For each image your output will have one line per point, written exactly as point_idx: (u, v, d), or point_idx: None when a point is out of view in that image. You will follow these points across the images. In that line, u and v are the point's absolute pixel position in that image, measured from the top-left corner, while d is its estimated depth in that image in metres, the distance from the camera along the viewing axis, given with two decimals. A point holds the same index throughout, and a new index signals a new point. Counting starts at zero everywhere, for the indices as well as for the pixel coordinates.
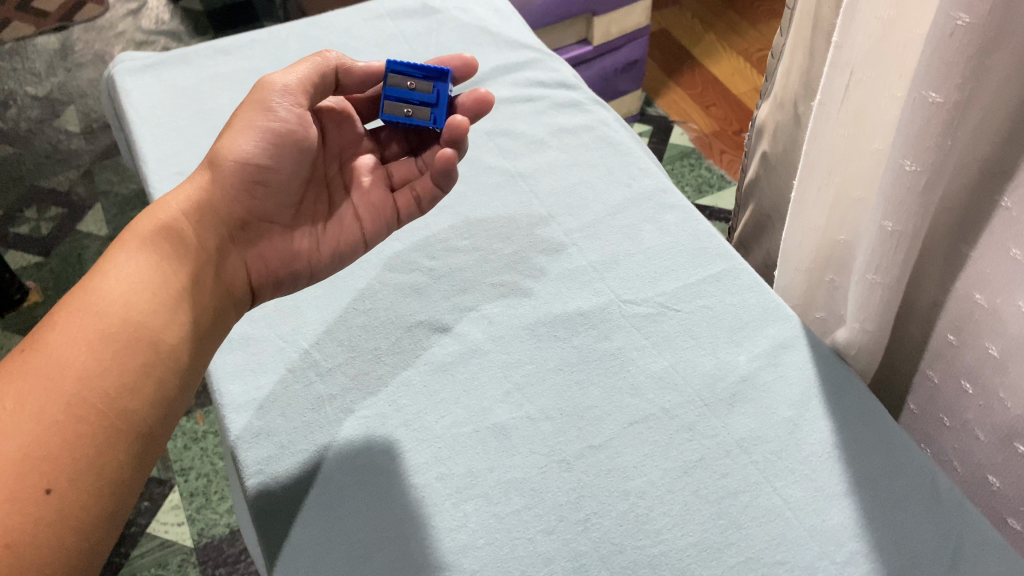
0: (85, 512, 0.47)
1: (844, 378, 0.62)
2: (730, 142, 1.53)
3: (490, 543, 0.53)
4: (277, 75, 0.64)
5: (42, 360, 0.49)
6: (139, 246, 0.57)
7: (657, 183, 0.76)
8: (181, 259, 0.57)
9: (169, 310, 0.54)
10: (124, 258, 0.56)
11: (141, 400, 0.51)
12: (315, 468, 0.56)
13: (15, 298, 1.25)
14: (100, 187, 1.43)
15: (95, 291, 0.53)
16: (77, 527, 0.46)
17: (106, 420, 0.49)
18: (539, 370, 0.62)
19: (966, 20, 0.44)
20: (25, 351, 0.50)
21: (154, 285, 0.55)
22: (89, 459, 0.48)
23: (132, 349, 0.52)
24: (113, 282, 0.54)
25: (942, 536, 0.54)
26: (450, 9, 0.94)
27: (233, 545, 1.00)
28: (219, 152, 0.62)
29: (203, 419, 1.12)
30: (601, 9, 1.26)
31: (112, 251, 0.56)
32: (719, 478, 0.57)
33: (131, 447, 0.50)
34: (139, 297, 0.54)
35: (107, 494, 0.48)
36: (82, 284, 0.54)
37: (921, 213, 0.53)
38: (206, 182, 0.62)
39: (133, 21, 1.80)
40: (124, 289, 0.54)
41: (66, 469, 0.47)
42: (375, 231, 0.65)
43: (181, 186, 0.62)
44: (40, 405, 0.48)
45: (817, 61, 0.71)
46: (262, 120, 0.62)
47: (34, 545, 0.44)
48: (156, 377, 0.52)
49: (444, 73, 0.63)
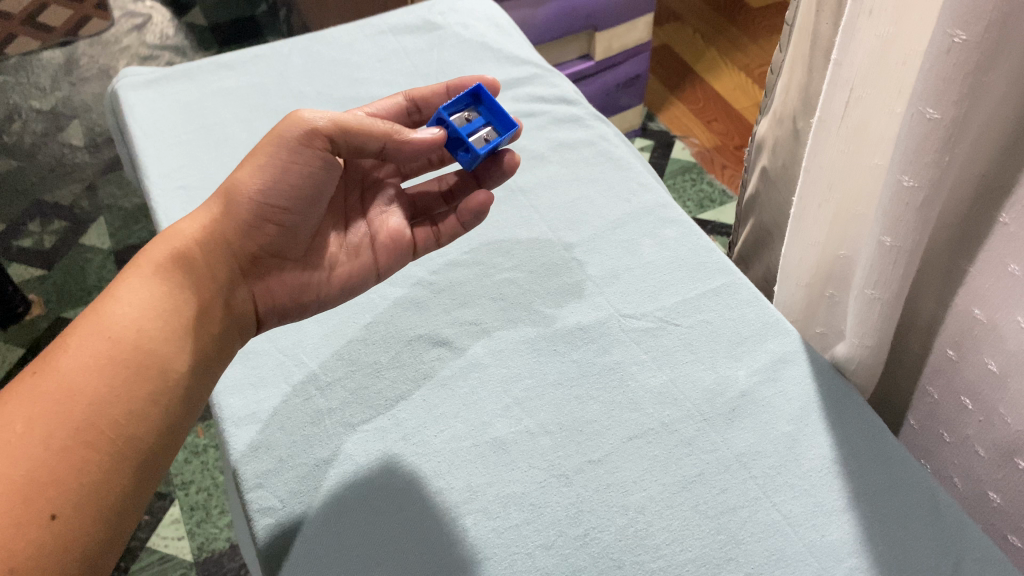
0: (88, 537, 0.47)
1: (844, 392, 0.62)
2: (731, 157, 1.54)
3: (491, 559, 0.53)
4: (304, 111, 0.61)
5: (53, 384, 0.49)
6: (151, 277, 0.56)
7: (656, 199, 0.77)
8: (191, 292, 0.57)
9: (178, 339, 0.54)
10: (133, 290, 0.55)
11: (147, 427, 0.51)
12: (315, 482, 0.56)
13: (17, 310, 1.24)
14: (103, 201, 1.44)
15: (108, 318, 0.53)
16: (79, 550, 0.46)
17: (113, 446, 0.49)
18: (538, 384, 0.62)
19: (963, 38, 0.44)
20: (35, 373, 0.50)
21: (165, 314, 0.55)
22: (94, 485, 0.48)
23: (142, 374, 0.52)
24: (126, 309, 0.54)
25: (942, 553, 0.54)
26: (452, 25, 0.95)
27: (233, 559, 1.00)
28: (236, 185, 0.60)
29: (204, 432, 1.12)
30: (603, 25, 1.27)
31: (125, 277, 0.57)
32: (719, 492, 0.56)
33: (135, 472, 0.50)
34: (151, 326, 0.54)
35: (110, 518, 0.48)
36: (94, 308, 0.54)
37: (919, 228, 0.53)
38: (217, 214, 0.61)
39: (138, 36, 1.82)
40: (137, 317, 0.54)
41: (70, 493, 0.47)
42: (391, 263, 0.65)
43: (194, 213, 0.62)
44: (49, 429, 0.48)
45: (817, 77, 0.72)
46: (286, 158, 0.60)
47: (36, 570, 0.44)
48: (164, 405, 0.52)
49: (480, 89, 0.65)
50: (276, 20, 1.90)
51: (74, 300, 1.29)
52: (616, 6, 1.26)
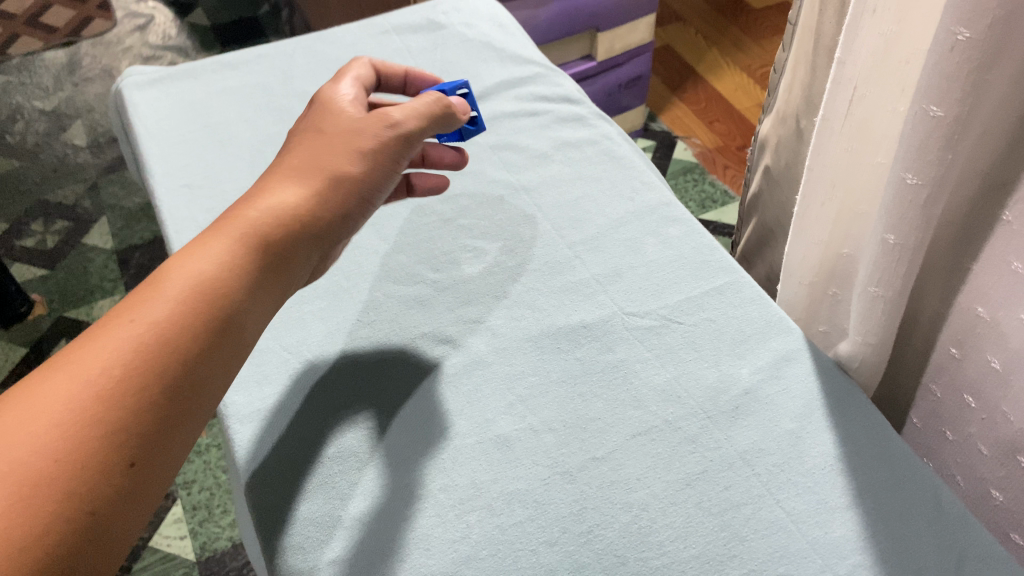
0: (156, 490, 0.44)
1: (846, 390, 0.62)
2: (733, 158, 1.54)
3: (496, 555, 0.53)
4: (405, 113, 0.59)
5: (137, 336, 0.45)
6: (247, 242, 0.51)
7: (659, 197, 0.77)
8: (286, 278, 0.53)
9: (264, 321, 0.52)
10: (233, 255, 0.51)
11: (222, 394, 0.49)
12: (319, 478, 0.56)
13: (20, 310, 1.24)
14: (106, 200, 1.45)
15: (203, 276, 0.49)
16: (147, 503, 0.44)
17: (195, 406, 0.46)
18: (542, 382, 0.62)
19: (966, 35, 0.45)
20: (116, 323, 0.46)
21: (264, 298, 0.51)
22: (175, 441, 0.45)
23: (228, 340, 0.48)
24: (230, 284, 0.50)
25: (945, 550, 0.54)
26: (455, 24, 0.95)
27: (236, 558, 1.00)
28: (348, 171, 0.56)
29: (207, 432, 1.12)
30: (606, 25, 1.28)
31: (220, 242, 0.51)
32: (722, 490, 0.57)
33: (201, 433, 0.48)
34: (250, 305, 0.50)
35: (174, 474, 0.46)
36: (178, 264, 0.50)
37: (923, 226, 0.53)
38: (321, 195, 0.55)
39: (141, 36, 1.82)
40: (240, 294, 0.50)
41: (153, 445, 0.44)
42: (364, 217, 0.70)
43: (290, 179, 0.55)
44: (136, 382, 0.44)
45: (819, 76, 0.72)
46: (394, 158, 0.59)
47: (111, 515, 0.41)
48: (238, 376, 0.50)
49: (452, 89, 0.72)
50: (278, 20, 1.90)
51: (77, 299, 1.29)
52: (617, 7, 1.26)
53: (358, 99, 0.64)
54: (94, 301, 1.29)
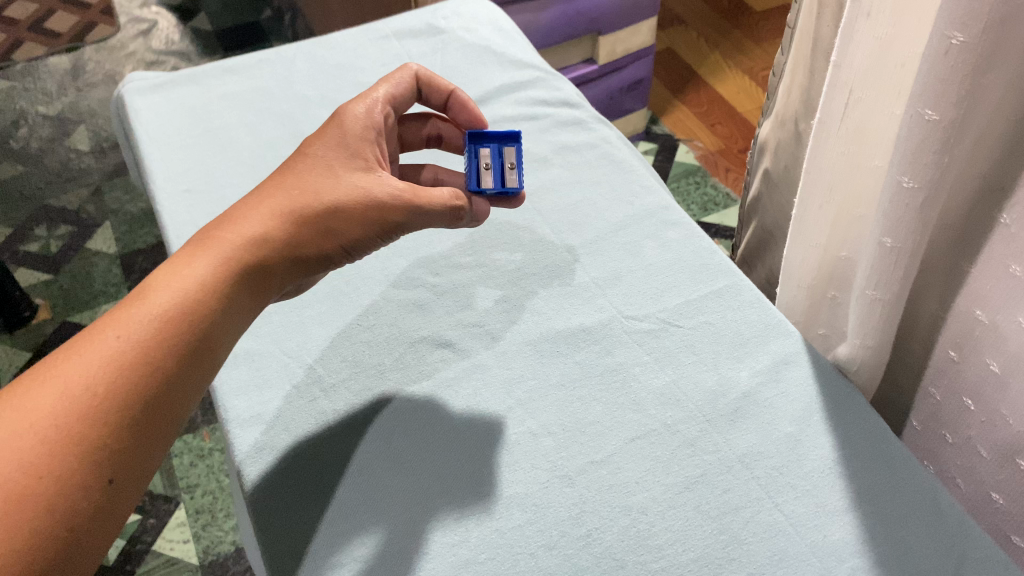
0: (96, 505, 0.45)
1: (845, 393, 0.62)
2: (735, 160, 1.54)
3: (491, 556, 0.54)
4: (436, 196, 0.60)
5: (117, 356, 0.48)
6: (219, 263, 0.53)
7: (659, 201, 0.77)
8: (238, 286, 0.54)
9: (216, 326, 0.52)
10: (207, 278, 0.52)
11: (170, 401, 0.49)
12: (319, 482, 0.57)
13: (24, 314, 1.25)
14: (109, 205, 1.45)
15: (174, 299, 0.51)
16: (90, 514, 0.45)
17: (138, 417, 0.47)
18: (541, 386, 0.63)
19: (960, 39, 0.45)
20: (87, 346, 0.48)
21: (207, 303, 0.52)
22: (118, 453, 0.46)
23: (201, 373, 0.51)
24: (173, 292, 0.51)
25: (944, 554, 0.54)
26: (455, 29, 0.96)
27: (239, 562, 1.00)
28: (314, 192, 0.58)
29: (209, 436, 1.13)
30: (606, 29, 1.28)
31: (184, 259, 0.54)
32: (721, 493, 0.57)
33: (146, 444, 0.48)
34: (200, 313, 0.51)
35: (120, 486, 0.46)
36: (158, 287, 0.52)
37: (920, 229, 0.53)
38: (277, 216, 0.56)
39: (144, 41, 1.83)
40: (180, 302, 0.51)
41: (95, 457, 0.45)
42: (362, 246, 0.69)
43: (257, 204, 0.57)
44: (108, 403, 0.47)
45: (817, 79, 0.72)
46: (366, 200, 0.58)
47: (46, 528, 0.43)
48: (187, 383, 0.50)
49: (472, 132, 0.65)
50: (281, 25, 1.91)
51: (81, 304, 1.30)
52: (618, 10, 1.26)
53: (377, 120, 0.65)
54: (98, 305, 1.30)
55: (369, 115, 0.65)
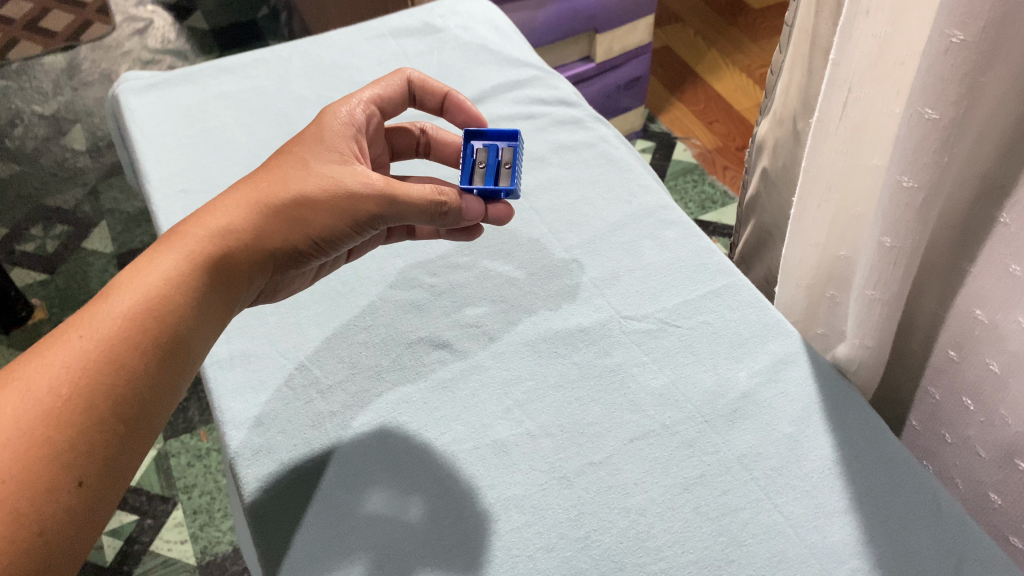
0: (66, 505, 0.45)
1: (844, 393, 0.61)
2: (733, 158, 1.54)
3: (488, 557, 0.53)
4: (411, 188, 0.58)
5: (77, 355, 0.48)
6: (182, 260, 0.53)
7: (657, 200, 0.76)
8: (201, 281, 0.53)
9: (179, 323, 0.52)
10: (169, 275, 0.52)
11: (137, 398, 0.49)
12: (315, 484, 0.56)
13: (20, 315, 1.24)
14: (105, 205, 1.45)
15: (135, 296, 0.51)
16: (61, 514, 0.45)
17: (104, 416, 0.47)
18: (538, 387, 0.62)
19: (959, 38, 0.45)
20: (50, 345, 0.48)
21: (169, 299, 0.52)
22: (89, 453, 0.46)
23: (167, 370, 0.51)
24: (135, 290, 0.51)
25: (943, 554, 0.54)
26: (452, 28, 0.95)
27: (237, 562, 1.00)
28: (282, 186, 0.57)
29: (206, 436, 1.12)
30: (604, 27, 1.28)
31: (151, 256, 0.54)
32: (720, 494, 0.56)
33: (114, 442, 0.48)
34: (161, 310, 0.51)
35: (90, 486, 0.46)
36: (123, 285, 0.52)
37: (920, 228, 0.53)
38: (244, 211, 0.56)
39: (140, 40, 1.83)
40: (141, 300, 0.51)
41: (61, 457, 0.45)
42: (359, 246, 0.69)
43: (227, 200, 0.57)
44: (70, 401, 0.46)
45: (816, 77, 0.72)
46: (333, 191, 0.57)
47: (15, 529, 0.43)
48: (153, 381, 0.50)
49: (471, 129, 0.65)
50: (278, 24, 1.90)
51: (77, 305, 1.29)
52: (615, 8, 1.26)
53: (360, 119, 0.65)
54: None
55: (349, 115, 0.64)
